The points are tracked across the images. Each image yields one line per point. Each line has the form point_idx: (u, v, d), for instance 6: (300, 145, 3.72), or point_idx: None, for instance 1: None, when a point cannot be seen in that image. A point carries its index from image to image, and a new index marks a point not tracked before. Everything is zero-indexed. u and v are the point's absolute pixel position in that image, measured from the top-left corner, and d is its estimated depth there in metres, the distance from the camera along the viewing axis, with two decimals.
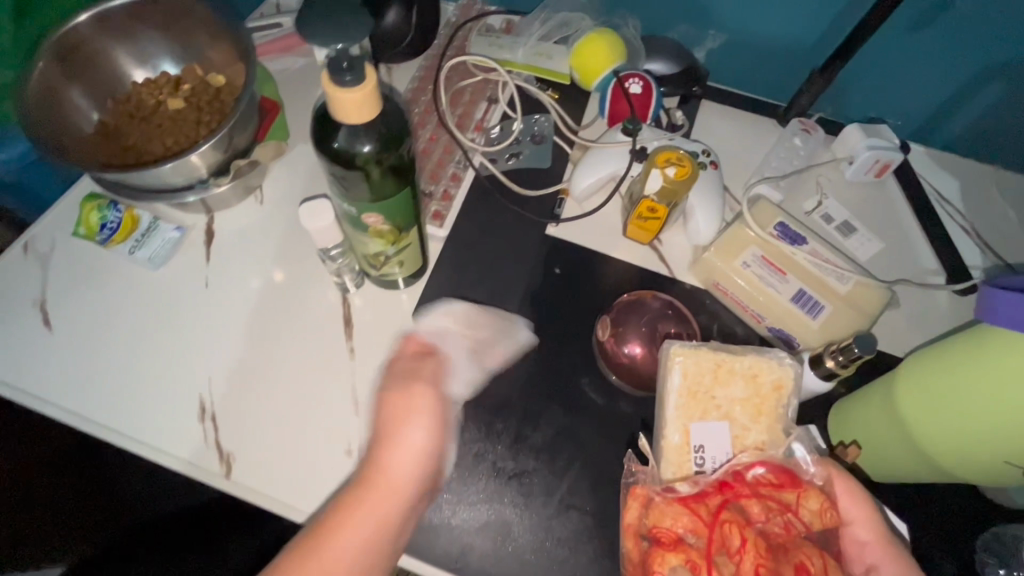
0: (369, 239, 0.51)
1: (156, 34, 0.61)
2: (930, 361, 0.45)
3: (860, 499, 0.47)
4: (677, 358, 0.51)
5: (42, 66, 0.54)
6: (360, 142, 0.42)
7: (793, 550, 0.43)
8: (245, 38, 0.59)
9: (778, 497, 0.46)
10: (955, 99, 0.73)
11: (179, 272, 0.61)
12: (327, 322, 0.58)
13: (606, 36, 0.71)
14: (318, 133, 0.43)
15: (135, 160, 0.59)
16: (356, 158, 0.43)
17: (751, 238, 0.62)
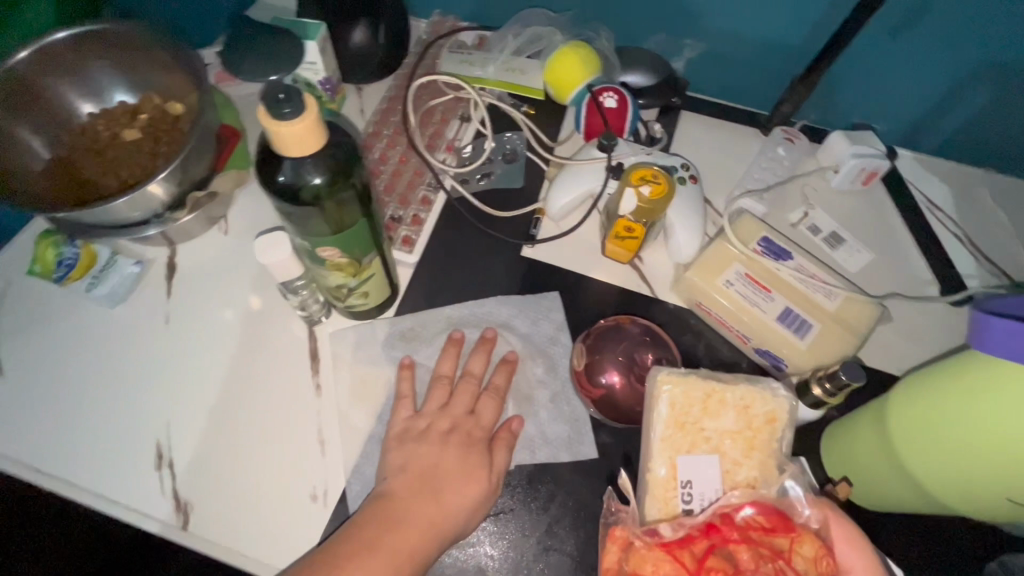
0: (328, 272, 0.48)
1: (109, 65, 0.59)
2: (921, 389, 0.43)
3: (857, 544, 0.43)
4: (665, 386, 0.47)
5: None
6: (309, 174, 0.40)
7: None
8: (199, 64, 0.56)
9: (768, 543, 0.41)
10: (943, 102, 0.70)
11: (138, 310, 0.58)
12: (293, 358, 0.56)
13: (578, 50, 0.70)
14: (265, 168, 0.41)
15: (89, 195, 0.56)
16: (306, 192, 0.41)
17: (734, 255, 0.59)
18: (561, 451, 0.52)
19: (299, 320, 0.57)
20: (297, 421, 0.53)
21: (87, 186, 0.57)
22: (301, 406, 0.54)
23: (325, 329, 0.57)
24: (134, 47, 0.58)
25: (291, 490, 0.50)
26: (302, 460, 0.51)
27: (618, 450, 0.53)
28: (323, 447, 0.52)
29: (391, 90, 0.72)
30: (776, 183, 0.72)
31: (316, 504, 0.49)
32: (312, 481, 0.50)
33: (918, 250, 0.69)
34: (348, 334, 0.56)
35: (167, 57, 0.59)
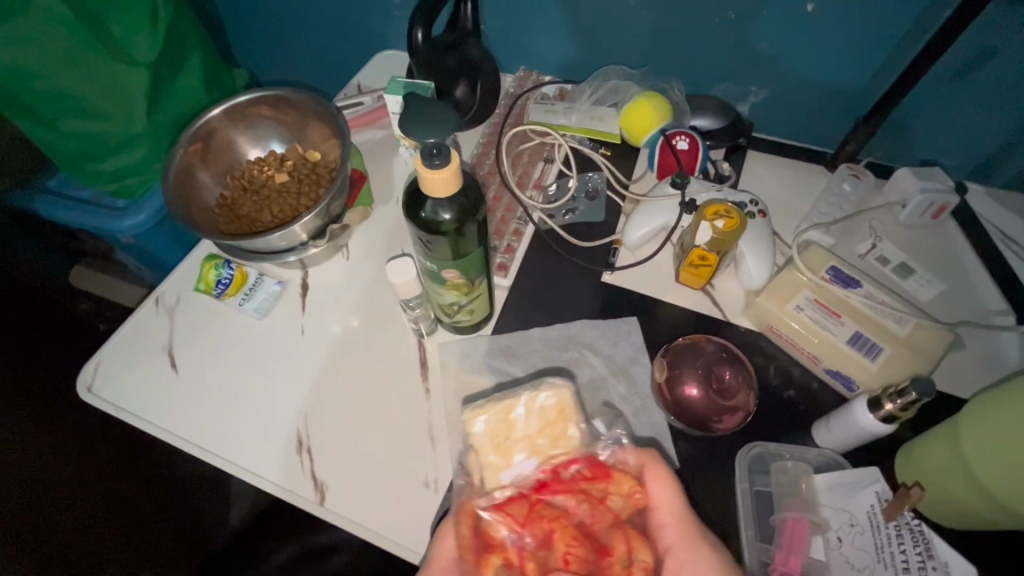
0: (445, 290, 0.58)
1: (267, 121, 0.73)
2: (996, 401, 0.46)
3: (667, 482, 0.51)
4: (473, 416, 0.54)
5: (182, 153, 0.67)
6: (443, 212, 0.49)
7: (601, 538, 0.49)
8: (340, 120, 0.69)
9: (589, 490, 0.52)
10: (1013, 140, 0.73)
11: (280, 320, 0.69)
12: (408, 365, 0.65)
13: (653, 99, 0.78)
14: (409, 205, 0.51)
15: (248, 227, 0.69)
16: (440, 225, 0.50)
17: (803, 281, 0.64)
18: None
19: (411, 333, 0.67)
20: (412, 417, 0.62)
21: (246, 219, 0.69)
22: (414, 406, 0.62)
23: (433, 342, 0.66)
24: (290, 106, 0.72)
25: (408, 476, 0.58)
26: (418, 451, 0.59)
27: (698, 458, 0.57)
28: (434, 442, 0.60)
29: (485, 136, 0.83)
30: (843, 217, 0.76)
31: (430, 491, 0.57)
32: (426, 470, 0.58)
33: (993, 283, 0.70)
34: (454, 346, 0.65)
35: (315, 116, 0.72)
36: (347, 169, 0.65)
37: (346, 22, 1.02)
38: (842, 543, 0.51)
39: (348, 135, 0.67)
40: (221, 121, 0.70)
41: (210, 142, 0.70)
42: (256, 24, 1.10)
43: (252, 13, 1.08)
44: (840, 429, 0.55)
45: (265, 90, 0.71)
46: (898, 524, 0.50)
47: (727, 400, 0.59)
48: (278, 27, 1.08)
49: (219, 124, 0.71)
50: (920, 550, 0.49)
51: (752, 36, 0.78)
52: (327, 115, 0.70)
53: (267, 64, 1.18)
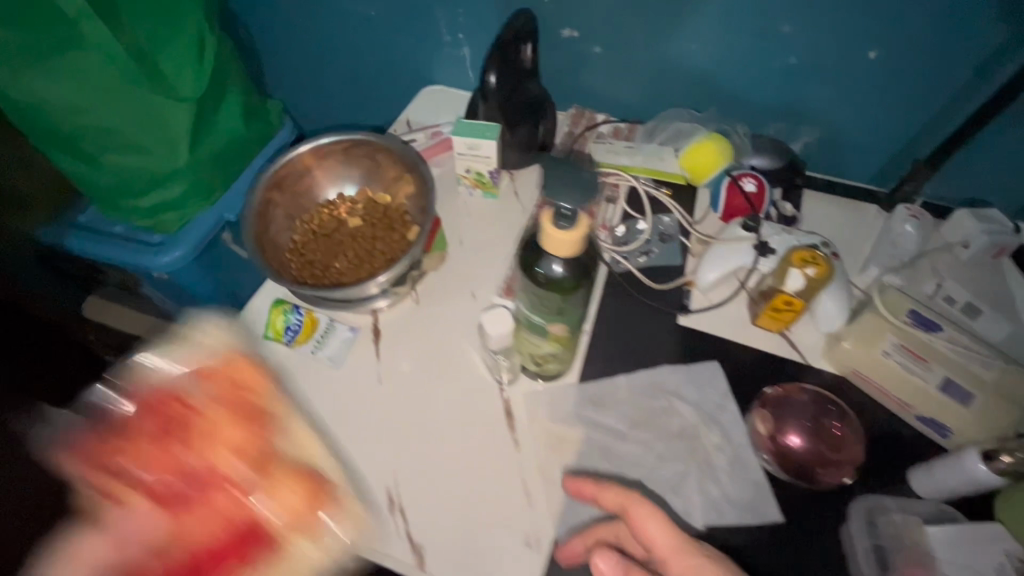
0: (544, 343, 0.57)
1: (338, 163, 0.72)
2: None
3: (653, 512, 0.48)
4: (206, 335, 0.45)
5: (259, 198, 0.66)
6: (555, 266, 0.49)
7: (146, 458, 0.38)
8: (420, 166, 0.68)
9: (179, 414, 0.41)
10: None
11: (356, 369, 0.67)
12: (492, 416, 0.64)
13: (717, 142, 0.79)
14: (523, 259, 0.51)
15: (321, 275, 0.68)
16: (551, 278, 0.50)
17: (887, 326, 0.65)
18: (746, 511, 0.57)
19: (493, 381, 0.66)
20: (505, 471, 0.60)
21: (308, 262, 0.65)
22: (505, 459, 0.61)
23: (515, 391, 0.65)
24: (365, 150, 0.71)
25: (508, 535, 0.56)
26: (514, 508, 0.58)
27: (802, 510, 0.57)
28: (530, 498, 0.58)
29: None
30: (906, 257, 0.77)
31: (533, 550, 0.56)
32: (526, 529, 0.57)
33: None
34: (538, 395, 0.64)
35: (390, 161, 0.71)
36: (433, 219, 0.64)
37: (391, 60, 1.02)
38: None
39: (431, 183, 0.66)
40: (295, 164, 0.69)
41: (283, 185, 0.69)
42: (295, 60, 1.10)
43: (293, 50, 1.08)
44: (945, 477, 0.55)
45: (342, 134, 0.70)
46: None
47: (836, 455, 0.60)
48: (318, 64, 1.08)
49: (293, 167, 0.69)
50: None
51: (812, 82, 0.80)
52: (406, 161, 0.69)
53: (301, 99, 1.18)
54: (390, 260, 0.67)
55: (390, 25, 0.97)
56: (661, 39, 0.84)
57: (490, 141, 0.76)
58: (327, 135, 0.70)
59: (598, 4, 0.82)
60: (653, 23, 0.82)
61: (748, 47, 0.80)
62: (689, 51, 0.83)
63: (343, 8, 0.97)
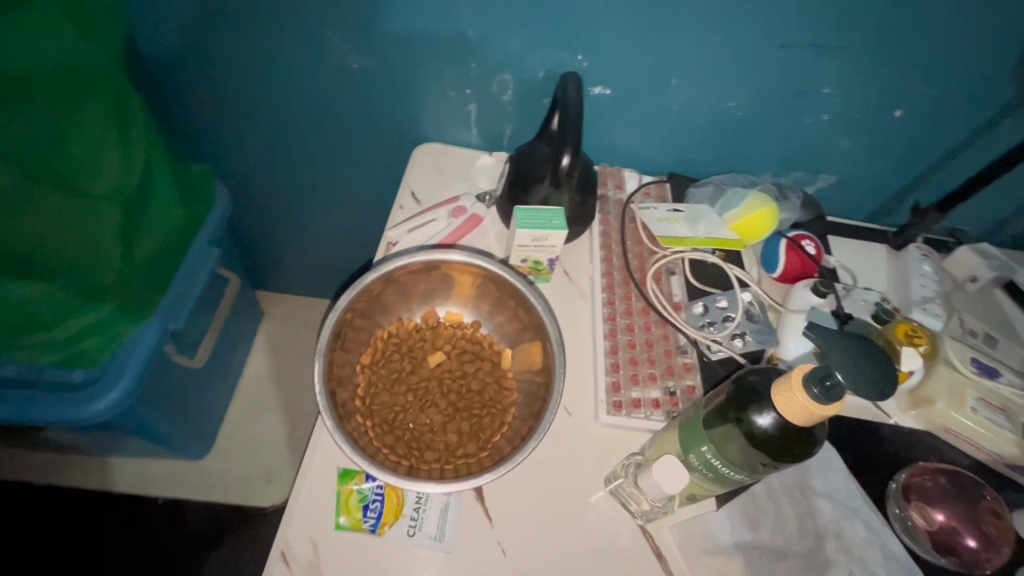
0: (719, 486, 0.50)
1: (405, 283, 0.59)
2: None
3: None
4: None
5: (328, 347, 0.52)
6: (763, 412, 0.44)
7: None
8: (515, 285, 0.58)
9: None
10: (1017, 212, 0.91)
11: (468, 543, 0.54)
12: (642, 561, 0.56)
13: (769, 208, 0.77)
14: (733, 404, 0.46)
15: (414, 438, 0.54)
16: (750, 425, 0.45)
17: (963, 381, 0.68)
18: None
19: (629, 519, 0.58)
20: None
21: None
22: None
23: (657, 526, 0.58)
24: (436, 271, 0.59)
25: None
26: None
27: None
28: None
29: (605, 259, 0.76)
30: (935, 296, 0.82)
31: None
32: None
33: None
34: (678, 525, 0.58)
35: (466, 278, 0.60)
36: (555, 352, 0.54)
37: (374, 115, 0.86)
38: None
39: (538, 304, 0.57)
40: (358, 300, 0.55)
41: (345, 329, 0.54)
42: (241, 117, 0.88)
43: (241, 103, 0.86)
44: None
45: (410, 253, 0.57)
46: None
47: (996, 537, 0.58)
48: (274, 119, 0.88)
49: (353, 305, 0.55)
50: None
51: (835, 136, 0.83)
52: (494, 279, 0.58)
53: (244, 159, 0.95)
54: (495, 412, 0.56)
55: (380, 78, 0.81)
56: (695, 95, 0.80)
57: (561, 231, 0.66)
58: (391, 260, 0.56)
59: (638, 61, 0.76)
60: (692, 80, 0.78)
61: (786, 104, 0.79)
62: (725, 108, 0.81)
63: (319, 57, 0.79)
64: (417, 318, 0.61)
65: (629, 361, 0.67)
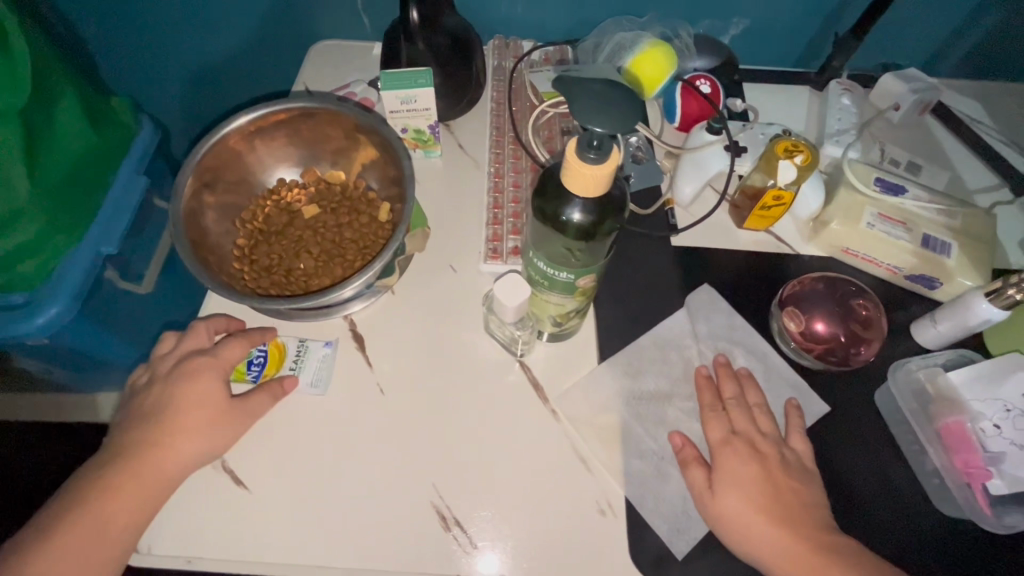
0: (570, 300, 0.51)
1: (269, 143, 0.59)
2: None
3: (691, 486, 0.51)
4: None
5: (186, 198, 0.52)
6: (574, 211, 0.42)
7: None
8: (381, 129, 0.56)
9: None
10: (956, 32, 0.84)
11: (348, 386, 0.58)
12: (518, 391, 0.58)
13: (660, 47, 0.73)
14: (549, 207, 0.43)
15: (288, 285, 0.56)
16: (570, 224, 0.43)
17: (862, 199, 0.66)
18: (775, 407, 0.57)
19: (508, 358, 0.60)
20: (550, 444, 0.55)
21: (147, 462, 0.49)
22: (548, 436, 0.56)
23: (535, 359, 0.60)
24: (300, 122, 0.58)
25: (580, 508, 0.53)
26: (572, 479, 0.54)
27: (839, 394, 0.58)
28: (587, 463, 0.55)
29: (495, 128, 0.74)
30: (852, 128, 0.78)
31: (609, 516, 0.52)
32: (595, 497, 0.53)
33: (980, 160, 0.78)
34: (558, 357, 0.60)
35: (334, 130, 0.59)
36: (413, 188, 0.53)
37: (263, 16, 0.85)
38: (1001, 428, 0.53)
39: (397, 143, 0.55)
40: (218, 154, 0.55)
41: (207, 185, 0.55)
42: (144, 38, 0.89)
43: (139, 23, 0.87)
44: (950, 327, 0.58)
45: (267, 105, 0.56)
46: None
47: (866, 332, 0.60)
48: (175, 36, 0.89)
49: (211, 163, 0.55)
50: None
51: None
52: (357, 122, 0.57)
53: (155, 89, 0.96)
54: (368, 253, 0.57)
55: None
56: None
57: (428, 90, 0.65)
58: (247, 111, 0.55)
59: None
60: None
61: None
62: None
63: None
64: (292, 177, 0.62)
65: (513, 215, 0.67)
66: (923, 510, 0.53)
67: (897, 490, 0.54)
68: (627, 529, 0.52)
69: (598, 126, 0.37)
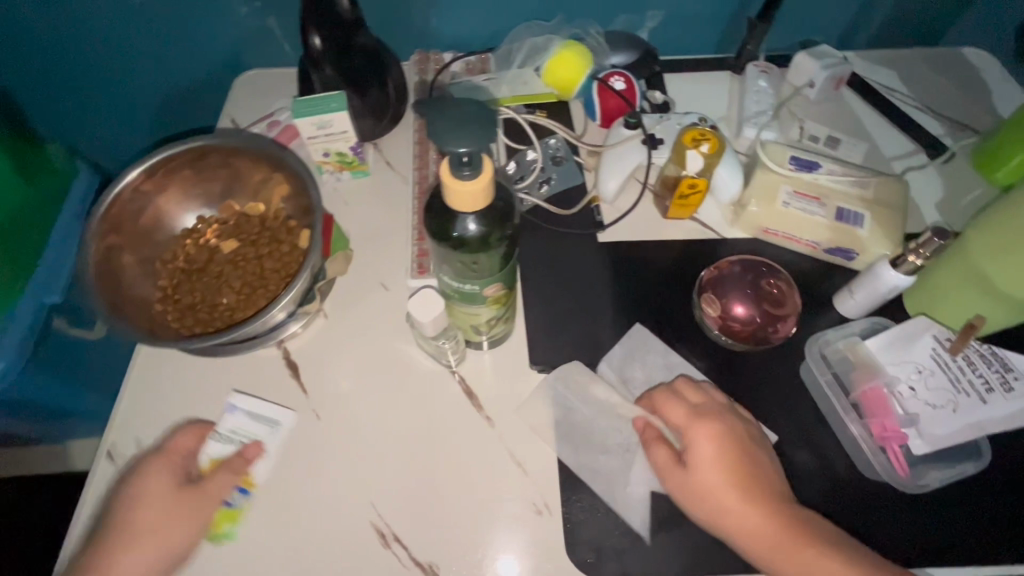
0: (485, 308, 0.52)
1: (182, 185, 0.60)
2: (998, 236, 0.51)
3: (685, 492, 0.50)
4: None
5: (97, 249, 0.53)
6: (468, 224, 0.43)
7: None
8: (288, 159, 0.58)
9: None
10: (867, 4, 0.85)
11: (284, 414, 0.59)
12: (452, 401, 0.59)
13: (574, 47, 0.74)
14: (437, 226, 0.44)
15: (212, 321, 0.57)
16: (468, 238, 0.44)
17: (777, 179, 0.68)
18: None
19: (442, 369, 0.61)
20: (484, 450, 0.57)
21: None
22: (483, 443, 0.57)
23: (468, 369, 0.61)
24: (210, 159, 0.59)
25: (516, 511, 0.54)
26: (508, 483, 0.55)
27: (763, 373, 0.60)
28: (522, 466, 0.56)
29: (419, 143, 0.75)
30: (770, 109, 0.80)
31: (545, 516, 0.53)
32: (532, 498, 0.54)
33: (896, 128, 0.80)
34: (492, 364, 0.61)
35: (245, 163, 0.60)
36: (320, 212, 0.55)
37: (182, 53, 0.85)
38: (915, 390, 0.55)
39: (303, 170, 0.57)
40: (124, 201, 0.55)
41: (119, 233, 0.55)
42: (65, 84, 0.88)
43: (59, 70, 0.86)
44: (866, 296, 0.60)
45: (172, 147, 0.57)
46: (966, 355, 0.55)
47: (780, 310, 0.61)
48: (98, 80, 0.88)
49: (121, 211, 0.56)
50: (998, 369, 0.54)
51: None
52: (263, 153, 0.58)
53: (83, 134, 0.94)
54: (288, 279, 0.58)
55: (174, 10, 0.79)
56: None
57: (341, 113, 0.65)
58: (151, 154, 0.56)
59: None
60: None
61: None
62: None
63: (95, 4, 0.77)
64: (211, 214, 0.62)
65: None
66: (847, 474, 0.54)
67: (822, 461, 0.55)
68: (563, 527, 0.53)
69: (460, 146, 0.38)
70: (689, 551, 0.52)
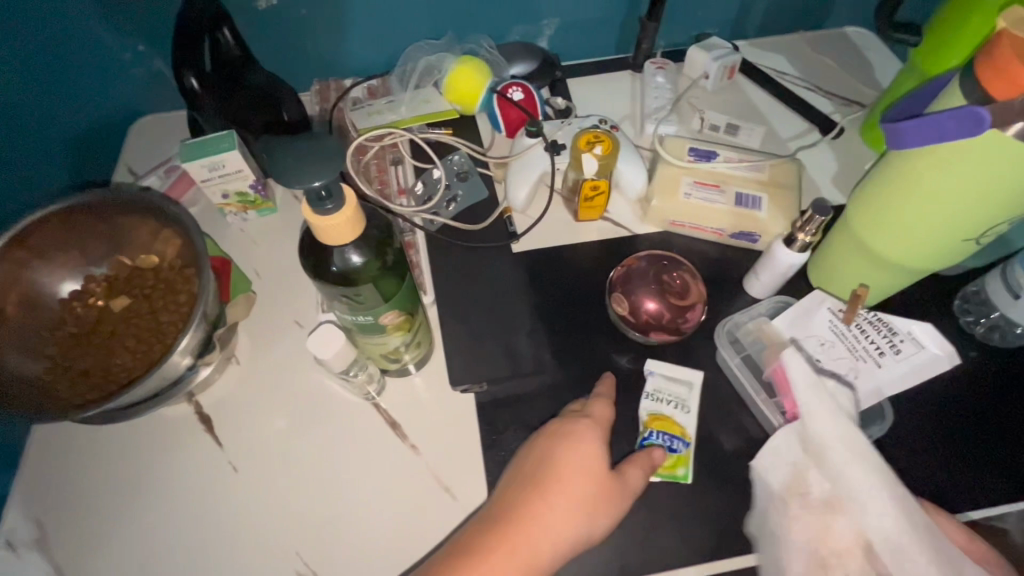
0: (388, 336, 0.51)
1: (61, 247, 0.57)
2: (877, 210, 0.53)
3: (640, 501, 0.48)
4: None
5: None
6: (351, 255, 0.43)
7: None
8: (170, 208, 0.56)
9: None
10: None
11: (199, 471, 0.56)
12: (375, 433, 0.58)
13: (470, 62, 0.75)
14: (314, 264, 0.43)
15: (105, 385, 0.54)
16: (353, 273, 0.44)
17: (678, 171, 0.69)
18: (623, 390, 0.59)
19: (363, 401, 0.59)
20: (410, 480, 0.55)
21: None
22: (409, 472, 0.56)
23: (389, 399, 0.59)
24: (87, 218, 0.56)
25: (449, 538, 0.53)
26: (438, 509, 0.54)
27: (680, 363, 0.61)
28: (451, 491, 0.55)
29: None
30: (668, 105, 0.82)
31: None
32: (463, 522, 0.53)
33: (790, 110, 0.83)
34: (414, 390, 0.60)
35: (126, 216, 0.58)
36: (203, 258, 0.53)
37: None
38: (821, 361, 0.57)
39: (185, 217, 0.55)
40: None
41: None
42: None
43: None
44: (769, 275, 0.62)
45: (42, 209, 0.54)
46: (859, 323, 0.58)
47: (689, 299, 0.62)
48: None
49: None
50: (885, 333, 0.58)
51: None
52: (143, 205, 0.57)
53: None
54: (180, 330, 0.55)
55: None
56: None
57: (232, 153, 0.62)
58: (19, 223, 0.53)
59: None
60: None
61: None
62: None
63: None
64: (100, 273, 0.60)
65: None
66: None
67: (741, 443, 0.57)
68: None
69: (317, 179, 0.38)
70: (623, 551, 0.52)
